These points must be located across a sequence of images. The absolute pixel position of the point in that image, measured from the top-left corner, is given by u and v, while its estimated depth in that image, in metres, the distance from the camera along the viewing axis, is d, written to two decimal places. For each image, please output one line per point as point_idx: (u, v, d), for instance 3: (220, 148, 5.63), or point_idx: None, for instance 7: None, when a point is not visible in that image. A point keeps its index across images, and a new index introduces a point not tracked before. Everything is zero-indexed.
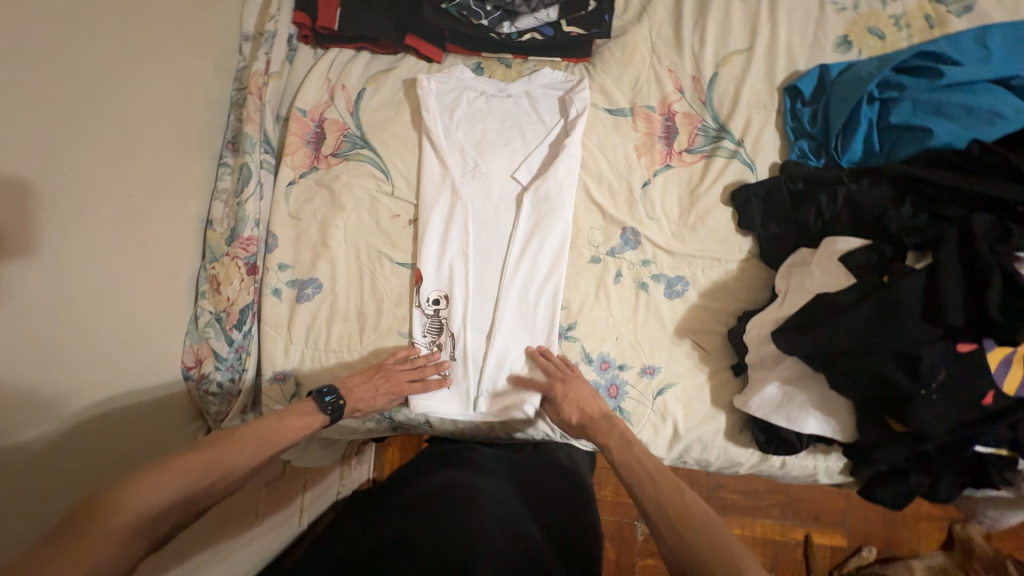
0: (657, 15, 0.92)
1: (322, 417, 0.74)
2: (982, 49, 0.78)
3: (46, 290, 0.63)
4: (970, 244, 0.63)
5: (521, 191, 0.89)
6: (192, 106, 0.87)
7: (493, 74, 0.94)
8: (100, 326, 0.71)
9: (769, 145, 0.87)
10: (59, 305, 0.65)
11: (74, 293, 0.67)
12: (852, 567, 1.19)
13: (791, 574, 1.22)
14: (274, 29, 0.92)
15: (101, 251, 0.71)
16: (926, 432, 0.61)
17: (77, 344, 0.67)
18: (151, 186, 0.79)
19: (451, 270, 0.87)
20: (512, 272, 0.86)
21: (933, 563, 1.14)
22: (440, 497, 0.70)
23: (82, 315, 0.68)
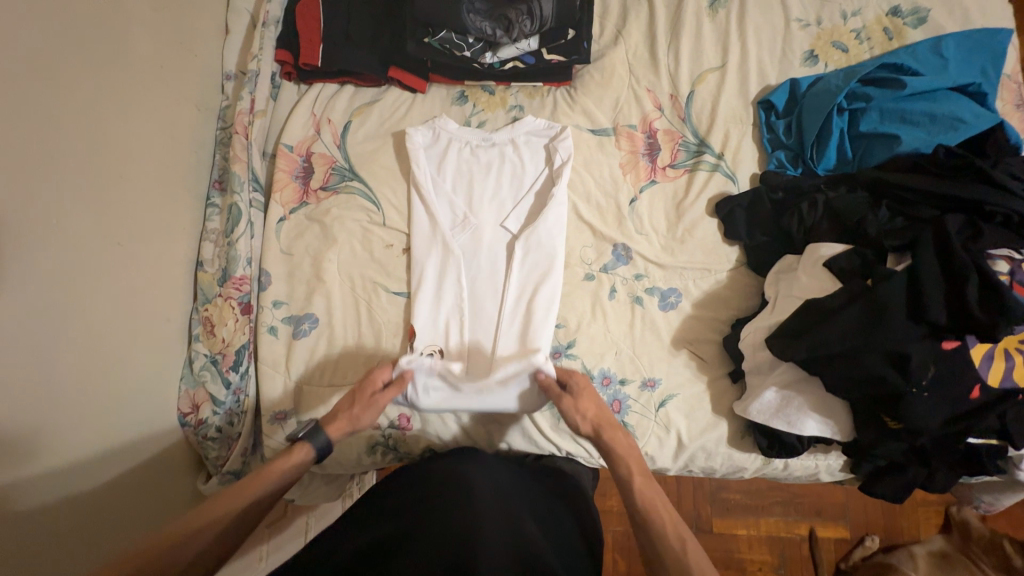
0: (633, 37, 0.95)
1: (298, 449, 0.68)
2: (939, 58, 0.83)
3: (37, 346, 0.61)
4: (946, 244, 0.66)
5: (512, 239, 0.90)
6: (177, 148, 0.86)
7: (477, 100, 0.95)
8: (93, 377, 0.70)
9: (748, 157, 0.90)
10: (52, 359, 0.63)
11: (66, 346, 0.65)
12: (858, 558, 1.21)
13: (800, 571, 1.22)
14: (257, 68, 0.91)
15: (92, 301, 0.70)
16: (921, 428, 0.63)
17: (68, 399, 0.65)
18: (139, 231, 0.78)
19: (447, 324, 0.87)
20: (508, 320, 0.86)
21: (933, 548, 1.18)
22: (438, 491, 0.70)
23: (75, 368, 0.67)
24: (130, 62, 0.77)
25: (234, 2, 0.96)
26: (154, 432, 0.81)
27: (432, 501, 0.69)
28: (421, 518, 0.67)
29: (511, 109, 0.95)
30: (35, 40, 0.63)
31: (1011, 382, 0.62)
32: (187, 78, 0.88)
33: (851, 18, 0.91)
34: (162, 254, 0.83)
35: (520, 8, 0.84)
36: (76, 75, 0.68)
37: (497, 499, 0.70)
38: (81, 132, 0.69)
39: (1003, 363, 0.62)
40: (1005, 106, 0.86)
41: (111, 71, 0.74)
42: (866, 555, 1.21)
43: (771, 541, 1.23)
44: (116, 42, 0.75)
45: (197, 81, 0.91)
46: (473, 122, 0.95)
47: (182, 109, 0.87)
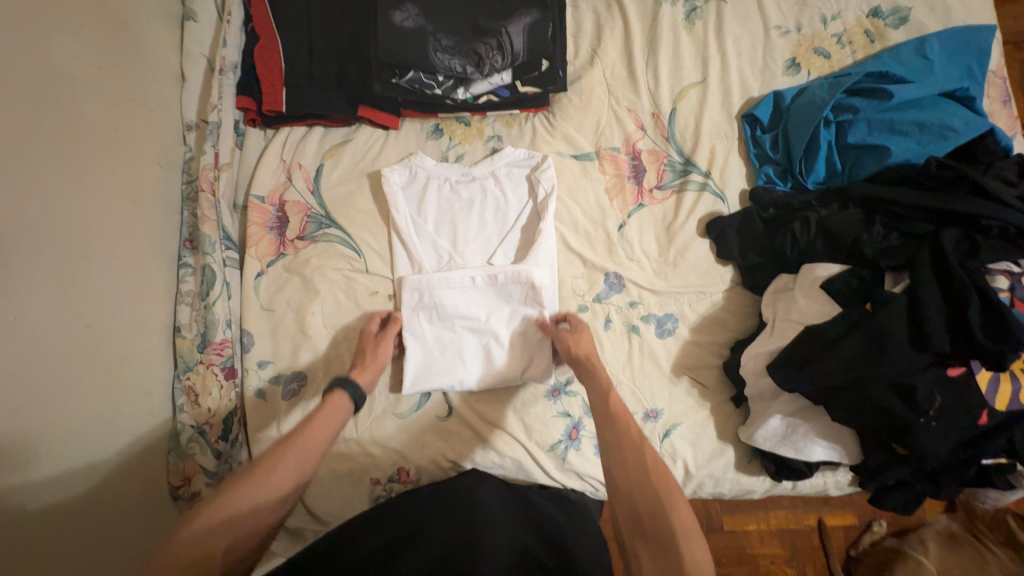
0: (609, 55, 0.91)
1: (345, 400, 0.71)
2: (924, 61, 0.81)
3: (12, 456, 0.58)
4: (944, 265, 0.65)
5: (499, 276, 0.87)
6: (143, 212, 0.82)
7: (453, 133, 0.91)
8: (77, 473, 0.66)
9: (735, 174, 0.88)
10: (29, 465, 0.60)
11: (43, 447, 0.62)
12: (867, 543, 1.17)
13: (811, 562, 1.19)
14: (218, 118, 0.86)
15: (68, 393, 0.66)
16: (931, 455, 0.63)
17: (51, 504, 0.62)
18: (110, 308, 0.74)
19: (441, 331, 0.85)
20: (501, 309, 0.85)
21: (941, 528, 1.15)
22: (440, 501, 0.74)
23: (55, 468, 0.63)
24: (83, 130, 0.72)
25: (188, 47, 0.90)
26: (147, 512, 0.77)
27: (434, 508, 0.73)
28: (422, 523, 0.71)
29: (489, 140, 0.91)
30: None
31: (1019, 404, 0.61)
32: (146, 135, 0.83)
33: (831, 23, 0.88)
34: (137, 326, 0.79)
35: (489, 43, 0.78)
36: (26, 157, 0.64)
37: (495, 501, 0.76)
38: (39, 217, 0.64)
39: (1010, 384, 0.61)
40: (992, 103, 0.85)
41: (65, 143, 0.69)
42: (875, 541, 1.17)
43: (781, 532, 1.20)
44: (68, 112, 0.70)
45: (157, 137, 0.86)
46: (450, 156, 0.91)
47: (143, 169, 0.82)
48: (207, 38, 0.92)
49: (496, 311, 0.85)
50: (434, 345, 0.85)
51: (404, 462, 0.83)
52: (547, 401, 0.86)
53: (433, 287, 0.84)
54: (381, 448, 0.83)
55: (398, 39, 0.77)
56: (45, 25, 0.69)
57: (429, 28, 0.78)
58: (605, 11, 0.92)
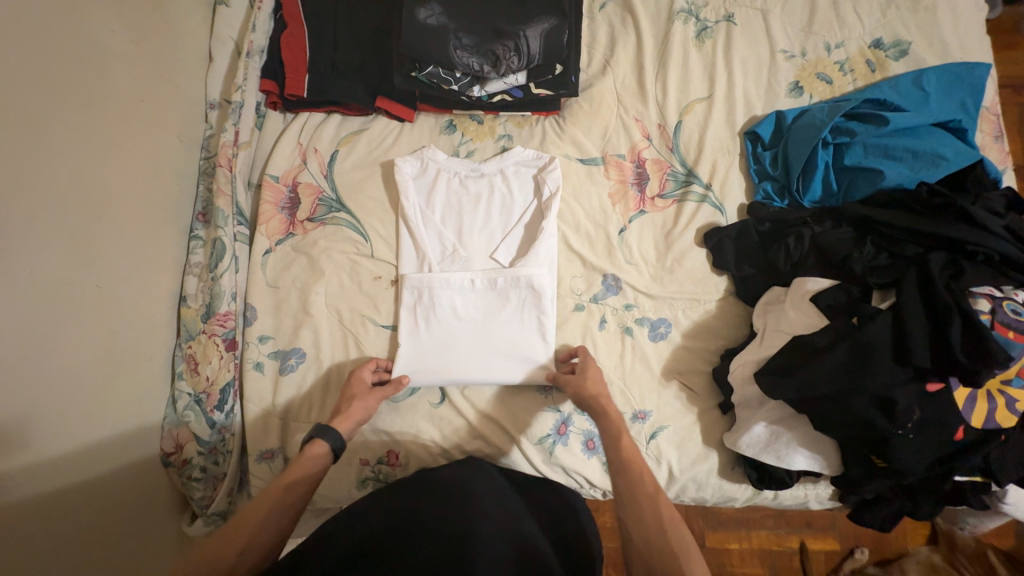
0: (620, 67, 0.95)
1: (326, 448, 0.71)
2: (920, 92, 0.85)
3: (14, 402, 0.59)
4: (929, 285, 0.68)
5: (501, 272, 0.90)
6: (160, 183, 0.84)
7: (465, 129, 0.95)
8: (74, 427, 0.68)
9: (735, 188, 0.91)
10: (29, 413, 0.61)
11: (44, 398, 0.63)
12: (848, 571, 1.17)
13: None
14: (241, 99, 0.89)
15: (75, 348, 0.68)
16: (907, 468, 0.64)
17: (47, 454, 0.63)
18: (120, 271, 0.76)
19: (439, 325, 0.87)
20: (501, 305, 0.88)
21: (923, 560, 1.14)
22: (434, 493, 0.73)
23: (54, 420, 0.65)
24: (112, 100, 0.76)
25: (218, 30, 0.94)
26: (137, 475, 0.78)
27: (429, 500, 0.72)
28: (415, 512, 0.69)
29: (500, 138, 0.95)
30: (11, 86, 0.61)
31: (994, 422, 0.63)
32: (170, 110, 0.86)
33: (835, 51, 0.92)
34: (146, 292, 0.81)
35: (507, 44, 0.80)
36: (56, 118, 0.67)
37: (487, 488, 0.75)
38: (62, 177, 0.67)
39: (986, 404, 0.63)
40: (984, 138, 0.88)
41: (94, 109, 0.72)
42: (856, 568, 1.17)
43: (764, 553, 1.20)
44: (99, 79, 0.74)
45: (181, 113, 0.89)
46: (461, 152, 0.94)
47: (164, 141, 0.85)
48: (236, 22, 0.96)
49: (492, 314, 0.87)
50: (432, 338, 0.87)
51: (394, 445, 0.85)
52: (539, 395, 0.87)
53: (432, 287, 0.87)
54: (372, 430, 0.85)
55: (419, 35, 0.80)
56: None
57: (451, 27, 0.80)
58: (619, 24, 0.96)
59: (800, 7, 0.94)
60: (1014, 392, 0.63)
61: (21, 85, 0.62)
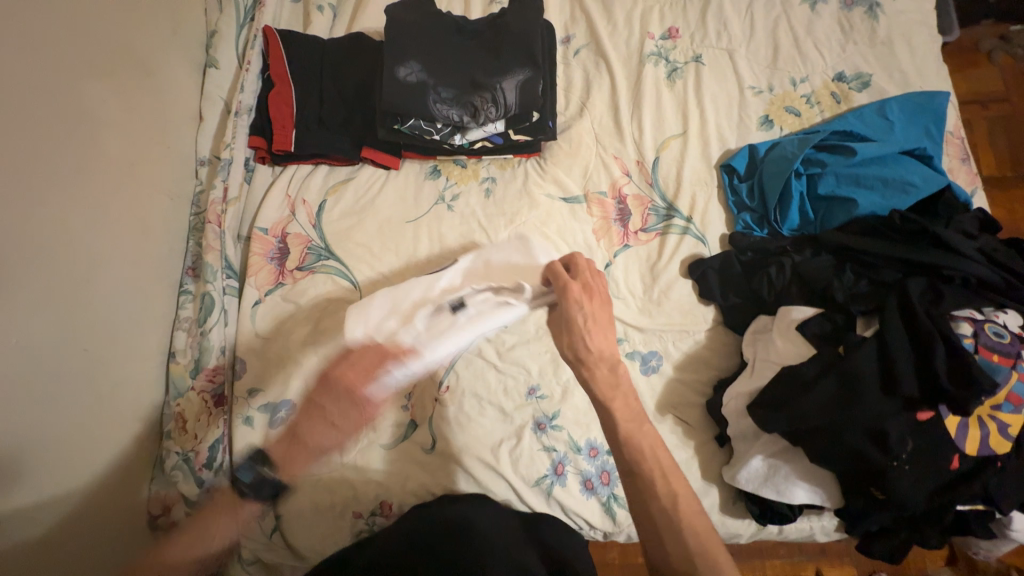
0: (597, 108, 0.99)
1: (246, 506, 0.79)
2: (886, 121, 0.89)
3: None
4: (910, 309, 0.69)
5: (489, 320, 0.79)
6: (149, 241, 0.86)
7: (450, 174, 0.98)
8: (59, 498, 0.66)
9: (715, 219, 0.93)
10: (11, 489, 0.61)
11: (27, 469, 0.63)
12: None
13: None
14: (230, 155, 0.92)
15: (58, 415, 0.67)
16: (906, 501, 0.63)
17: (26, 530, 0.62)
18: (108, 332, 0.76)
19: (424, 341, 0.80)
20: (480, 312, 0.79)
21: None
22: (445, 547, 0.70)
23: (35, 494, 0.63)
24: (103, 165, 0.78)
25: (208, 90, 0.98)
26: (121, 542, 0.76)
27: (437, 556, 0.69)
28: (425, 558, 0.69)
29: (484, 181, 0.97)
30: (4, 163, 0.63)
31: (989, 448, 0.62)
32: (159, 170, 0.89)
33: (800, 84, 0.96)
34: (134, 349, 0.81)
35: (484, 96, 0.82)
36: (48, 190, 0.68)
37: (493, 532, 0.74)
38: (50, 244, 0.68)
39: (978, 429, 0.63)
40: (951, 160, 0.92)
41: (85, 177, 0.74)
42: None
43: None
44: (89, 147, 0.76)
45: (170, 172, 0.91)
46: (447, 196, 0.96)
47: (154, 200, 0.87)
48: (226, 82, 1.00)
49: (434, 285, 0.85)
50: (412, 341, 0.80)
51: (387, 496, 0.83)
52: (533, 436, 0.86)
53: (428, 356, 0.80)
54: (365, 481, 0.83)
55: (399, 91, 0.81)
56: (78, 72, 0.75)
57: (430, 82, 0.82)
58: (593, 69, 1.01)
59: (763, 45, 0.99)
60: (1005, 416, 0.63)
61: (11, 160, 0.63)
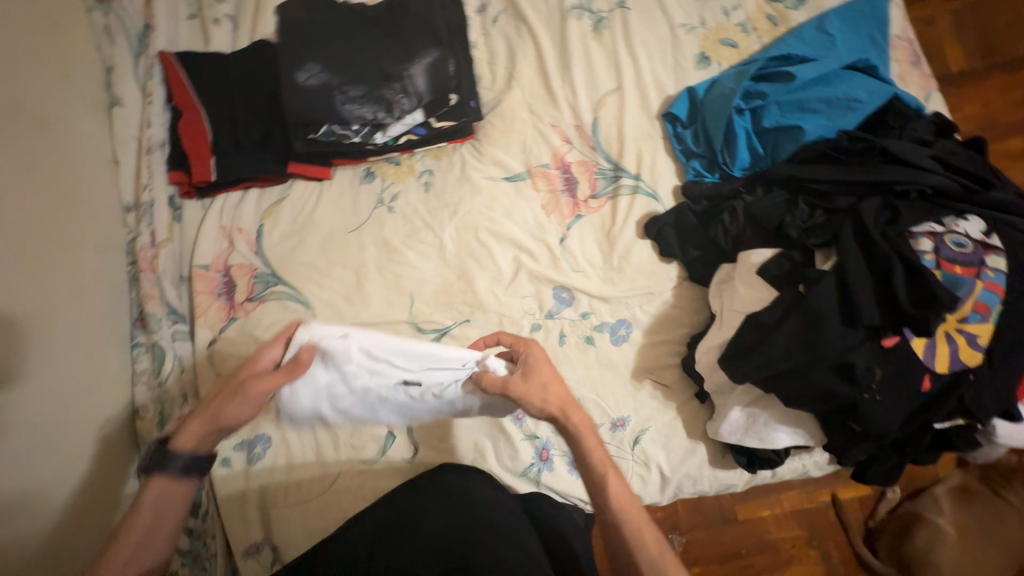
0: (525, 77, 0.93)
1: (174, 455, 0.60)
2: (826, 37, 0.85)
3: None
4: (865, 233, 0.66)
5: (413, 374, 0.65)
6: (84, 294, 0.80)
7: (384, 174, 0.93)
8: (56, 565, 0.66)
9: (664, 172, 0.89)
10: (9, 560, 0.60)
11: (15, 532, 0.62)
12: (884, 512, 1.06)
13: (833, 541, 1.07)
14: (150, 197, 0.89)
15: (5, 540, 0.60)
16: (884, 430, 0.62)
17: None
18: (59, 417, 0.71)
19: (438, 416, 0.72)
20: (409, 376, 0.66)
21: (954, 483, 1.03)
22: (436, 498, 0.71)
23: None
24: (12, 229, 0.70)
25: (117, 131, 0.91)
26: None
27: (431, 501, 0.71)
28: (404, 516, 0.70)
29: (421, 174, 0.92)
30: None
31: (959, 363, 0.61)
32: (83, 224, 0.83)
33: (733, 13, 0.92)
34: (89, 528, 0.73)
35: (394, 87, 0.84)
36: None
37: (484, 489, 0.73)
38: None
39: (946, 346, 0.61)
40: (900, 66, 0.88)
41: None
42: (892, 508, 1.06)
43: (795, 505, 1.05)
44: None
45: (93, 226, 0.85)
46: (386, 198, 0.92)
47: (82, 257, 0.81)
48: (135, 120, 0.93)
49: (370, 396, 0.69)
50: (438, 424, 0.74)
51: None
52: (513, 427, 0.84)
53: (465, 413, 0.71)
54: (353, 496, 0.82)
55: (304, 99, 0.80)
56: None
57: (334, 82, 0.81)
58: (515, 34, 0.95)
59: None
60: (972, 328, 0.61)
61: None
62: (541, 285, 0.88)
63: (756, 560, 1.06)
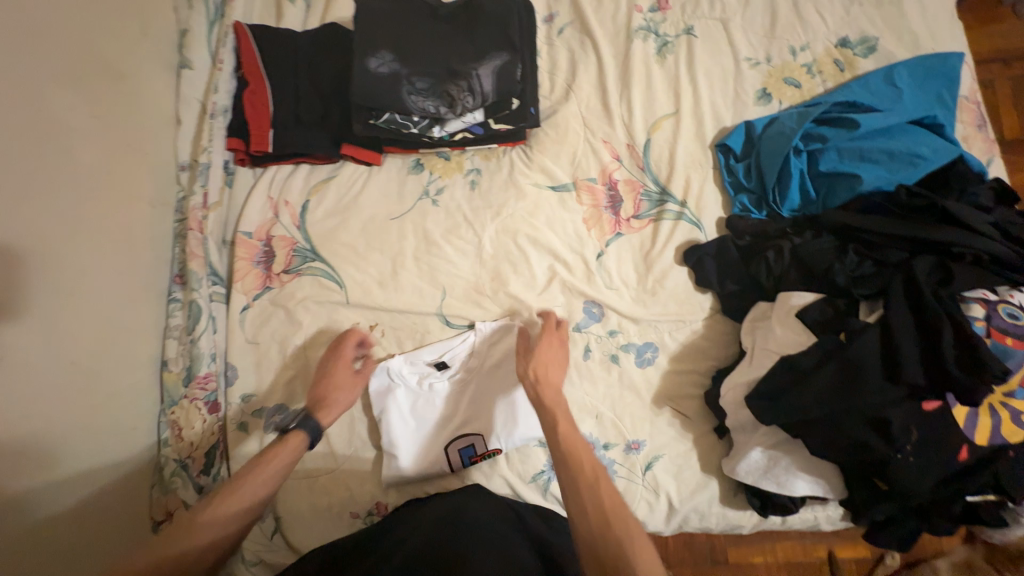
0: (584, 90, 0.94)
1: (296, 444, 0.72)
2: (892, 88, 0.84)
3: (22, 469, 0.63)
4: (916, 291, 0.65)
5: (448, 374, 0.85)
6: (133, 245, 0.83)
7: (433, 167, 0.94)
8: (73, 495, 0.69)
9: (711, 202, 0.89)
10: (29, 485, 0.63)
11: (42, 459, 0.65)
12: None
13: None
14: (208, 159, 0.91)
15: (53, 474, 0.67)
16: (913, 493, 0.61)
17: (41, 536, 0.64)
18: (93, 359, 0.74)
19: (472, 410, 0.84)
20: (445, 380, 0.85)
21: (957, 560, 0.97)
22: (431, 516, 0.70)
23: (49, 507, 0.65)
24: (76, 176, 0.74)
25: (183, 92, 0.93)
26: (128, 548, 0.75)
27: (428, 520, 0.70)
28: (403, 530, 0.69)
29: (468, 172, 0.94)
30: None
31: (1001, 438, 0.60)
32: (140, 178, 0.86)
33: (800, 53, 0.92)
34: (132, 480, 0.79)
35: (461, 85, 0.85)
36: (41, 202, 0.69)
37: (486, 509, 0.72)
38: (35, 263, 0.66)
39: (990, 417, 0.60)
40: (966, 127, 0.87)
41: (61, 182, 0.72)
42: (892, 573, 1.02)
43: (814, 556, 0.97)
44: (63, 158, 0.73)
45: (149, 180, 0.88)
46: (431, 191, 0.93)
47: (135, 210, 0.84)
48: (202, 84, 0.95)
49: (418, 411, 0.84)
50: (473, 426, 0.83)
51: (383, 493, 0.82)
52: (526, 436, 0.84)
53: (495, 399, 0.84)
54: (359, 480, 0.82)
55: (372, 84, 0.83)
56: (53, 79, 0.72)
57: (404, 73, 0.84)
58: (579, 47, 0.96)
59: (760, 14, 0.94)
60: (1018, 403, 0.60)
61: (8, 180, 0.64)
62: (573, 297, 0.88)
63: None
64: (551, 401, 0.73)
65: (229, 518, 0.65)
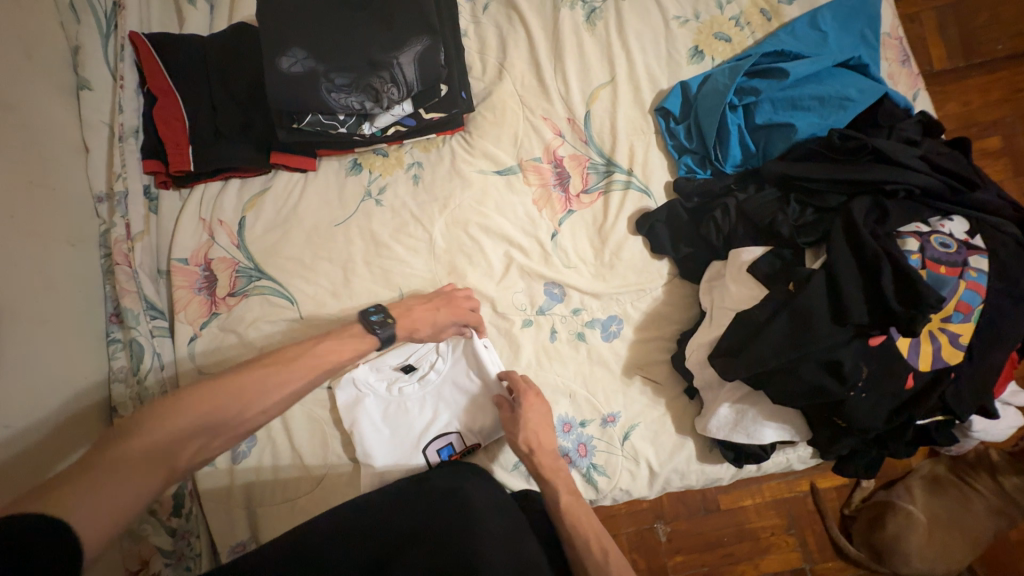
0: (517, 67, 0.91)
1: (371, 336, 0.70)
2: (818, 33, 0.85)
3: None
4: (854, 232, 0.66)
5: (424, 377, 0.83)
6: (57, 289, 0.76)
7: (372, 166, 0.90)
8: None
9: (657, 167, 0.89)
10: None
11: None
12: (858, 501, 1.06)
13: (812, 530, 1.08)
14: (124, 187, 0.85)
15: None
16: (867, 425, 0.64)
17: None
18: (31, 419, 0.67)
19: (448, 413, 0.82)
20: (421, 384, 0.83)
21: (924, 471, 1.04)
22: (428, 500, 0.64)
23: None
24: None
25: (85, 117, 0.86)
26: None
27: (430, 501, 0.64)
28: (399, 517, 0.62)
29: (410, 167, 0.90)
30: None
31: (941, 362, 0.63)
32: (53, 215, 0.79)
33: (727, 6, 0.91)
34: None
35: (383, 76, 0.80)
36: None
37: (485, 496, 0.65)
38: None
39: (930, 344, 0.63)
40: (890, 65, 0.88)
41: None
42: (866, 496, 1.07)
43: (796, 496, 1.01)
44: None
45: (64, 217, 0.80)
46: (373, 191, 0.90)
47: (54, 251, 0.77)
48: (105, 105, 0.88)
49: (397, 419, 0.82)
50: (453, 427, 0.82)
51: None
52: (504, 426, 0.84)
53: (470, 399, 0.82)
54: (342, 495, 0.81)
55: (287, 85, 0.78)
56: None
57: (320, 70, 0.79)
58: (506, 23, 0.92)
59: None
60: (955, 327, 0.63)
61: None
62: (533, 280, 0.87)
63: (736, 548, 1.08)
64: (551, 471, 0.74)
65: (213, 422, 0.54)
